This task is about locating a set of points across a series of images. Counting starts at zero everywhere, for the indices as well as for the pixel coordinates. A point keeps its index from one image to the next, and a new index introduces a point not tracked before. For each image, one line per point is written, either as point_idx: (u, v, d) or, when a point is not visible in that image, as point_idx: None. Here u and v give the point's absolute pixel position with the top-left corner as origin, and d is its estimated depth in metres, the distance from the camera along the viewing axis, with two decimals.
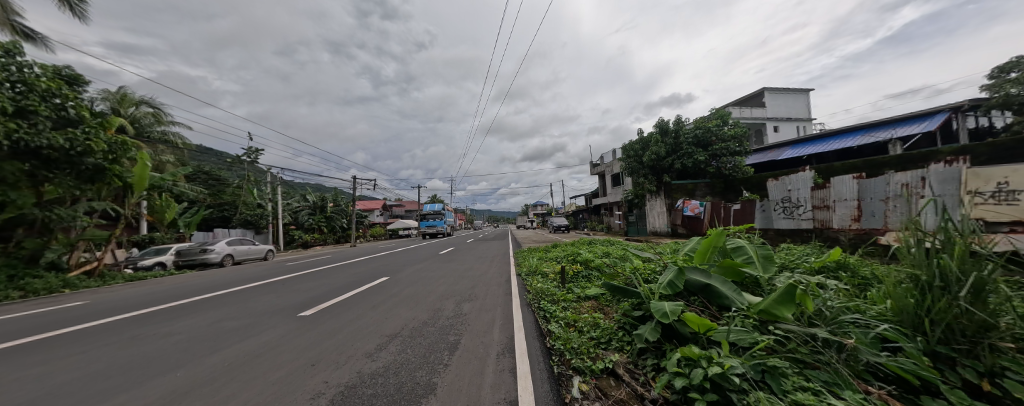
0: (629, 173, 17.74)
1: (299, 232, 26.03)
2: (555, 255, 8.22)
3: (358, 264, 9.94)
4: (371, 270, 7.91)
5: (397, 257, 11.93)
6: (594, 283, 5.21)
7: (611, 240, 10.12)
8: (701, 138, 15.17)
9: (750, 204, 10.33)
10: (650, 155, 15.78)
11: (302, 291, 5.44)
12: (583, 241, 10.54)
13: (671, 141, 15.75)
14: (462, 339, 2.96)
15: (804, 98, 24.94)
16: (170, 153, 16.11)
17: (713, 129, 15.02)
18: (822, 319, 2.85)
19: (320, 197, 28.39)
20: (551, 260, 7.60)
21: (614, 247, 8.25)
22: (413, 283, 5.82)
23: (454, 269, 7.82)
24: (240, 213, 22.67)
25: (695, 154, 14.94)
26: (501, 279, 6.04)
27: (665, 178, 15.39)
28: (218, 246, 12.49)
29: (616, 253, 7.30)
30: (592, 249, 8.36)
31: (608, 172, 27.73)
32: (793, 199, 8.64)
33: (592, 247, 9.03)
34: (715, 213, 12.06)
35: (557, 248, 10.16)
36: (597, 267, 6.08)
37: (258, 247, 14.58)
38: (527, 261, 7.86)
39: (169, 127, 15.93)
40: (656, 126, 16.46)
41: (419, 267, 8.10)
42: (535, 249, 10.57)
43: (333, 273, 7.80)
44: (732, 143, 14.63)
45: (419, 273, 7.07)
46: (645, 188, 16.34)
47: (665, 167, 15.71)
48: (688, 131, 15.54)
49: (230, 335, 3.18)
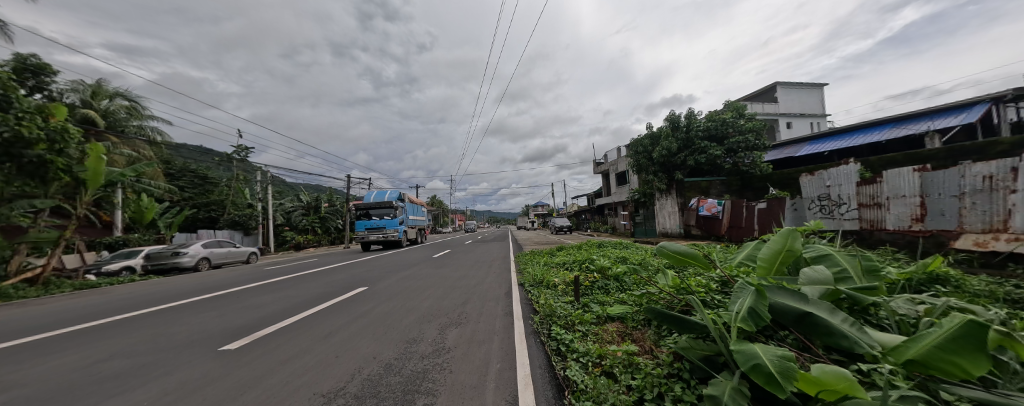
0: (637, 170, 16.69)
1: (291, 233, 25.08)
2: (562, 260, 7.25)
3: (341, 269, 8.86)
4: (350, 277, 6.81)
5: (388, 261, 10.95)
6: (617, 299, 4.17)
7: (624, 243, 9.16)
8: (714, 131, 14.13)
9: (776, 202, 9.26)
10: (660, 151, 14.74)
11: (254, 307, 4.39)
12: (591, 244, 9.55)
13: (682, 135, 14.71)
14: (437, 401, 1.89)
15: (818, 92, 23.82)
16: (148, 149, 15.17)
17: (728, 122, 13.98)
18: (1004, 369, 1.74)
19: (314, 196, 27.61)
20: (558, 266, 6.60)
21: (632, 253, 7.23)
22: (392, 297, 4.75)
23: (445, 276, 6.74)
24: (228, 213, 21.29)
25: (709, 148, 13.88)
26: (499, 292, 5.00)
27: (677, 175, 14.37)
28: (193, 248, 11.54)
29: (635, 260, 6.30)
30: (604, 254, 7.38)
31: (612, 171, 26.56)
32: (833, 196, 7.61)
33: (604, 250, 8.03)
34: (734, 213, 10.98)
35: (563, 251, 9.12)
36: (618, 277, 5.11)
37: (240, 250, 13.60)
38: (531, 267, 6.85)
39: (147, 121, 14.97)
40: (666, 120, 15.43)
41: (406, 275, 7.04)
42: (539, 253, 9.58)
43: (306, 281, 6.74)
44: (749, 137, 13.60)
45: (403, 282, 6.00)
46: (655, 186, 15.32)
47: (676, 163, 14.67)
48: (701, 124, 14.51)
49: (95, 389, 2.13)
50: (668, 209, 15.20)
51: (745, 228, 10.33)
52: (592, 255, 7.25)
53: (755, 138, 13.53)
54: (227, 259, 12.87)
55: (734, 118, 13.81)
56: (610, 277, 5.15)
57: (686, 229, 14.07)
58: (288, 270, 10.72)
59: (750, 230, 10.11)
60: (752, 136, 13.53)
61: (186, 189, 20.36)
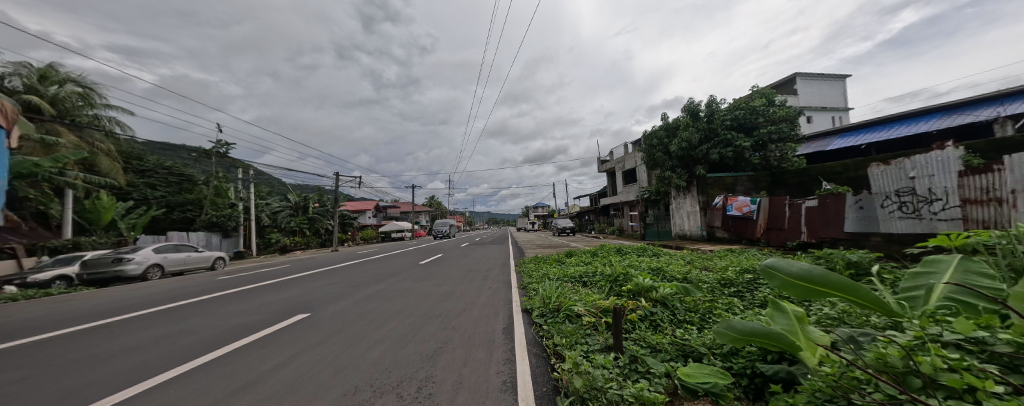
0: (651, 165, 15.05)
1: (277, 235, 23.58)
2: (576, 271, 5.68)
3: (302, 281, 7.20)
4: (299, 295, 5.12)
5: (370, 269, 9.42)
6: (690, 357, 2.52)
7: (646, 248, 7.62)
8: (742, 121, 12.49)
9: (834, 199, 7.51)
10: (680, 143, 13.15)
11: (108, 358, 2.74)
12: (604, 249, 8.07)
13: (704, 126, 13.09)
14: None
15: (840, 85, 22.22)
16: (105, 142, 13.46)
17: (759, 111, 12.29)
18: None
19: (303, 196, 26.50)
20: (573, 281, 5.02)
21: (662, 262, 5.76)
22: (332, 335, 3.09)
23: (426, 294, 5.05)
24: (206, 214, 19.73)
25: (736, 140, 12.26)
26: (499, 324, 3.37)
27: (698, 171, 12.82)
28: (142, 252, 9.95)
29: (677, 274, 4.76)
30: (626, 263, 5.88)
31: (619, 169, 24.96)
32: (921, 190, 5.96)
33: (628, 258, 6.43)
34: (774, 212, 9.24)
35: (575, 259, 7.56)
36: (669, 303, 3.53)
37: (206, 255, 12.00)
38: (538, 281, 5.22)
39: (104, 111, 13.29)
40: (685, 109, 13.83)
41: (375, 291, 5.37)
42: (545, 260, 8.03)
43: (238, 299, 5.02)
44: (783, 128, 11.92)
45: (366, 304, 4.36)
46: (673, 183, 13.74)
47: (698, 157, 13.02)
48: (725, 113, 12.88)
49: None
50: (687, 209, 13.67)
51: (790, 230, 8.63)
52: (613, 266, 5.70)
53: (789, 128, 11.90)
54: (187, 265, 11.25)
55: (765, 106, 12.17)
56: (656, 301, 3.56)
57: (709, 231, 12.45)
58: (256, 278, 9.14)
59: (797, 232, 8.41)
60: (786, 126, 11.86)
61: (158, 187, 18.67)
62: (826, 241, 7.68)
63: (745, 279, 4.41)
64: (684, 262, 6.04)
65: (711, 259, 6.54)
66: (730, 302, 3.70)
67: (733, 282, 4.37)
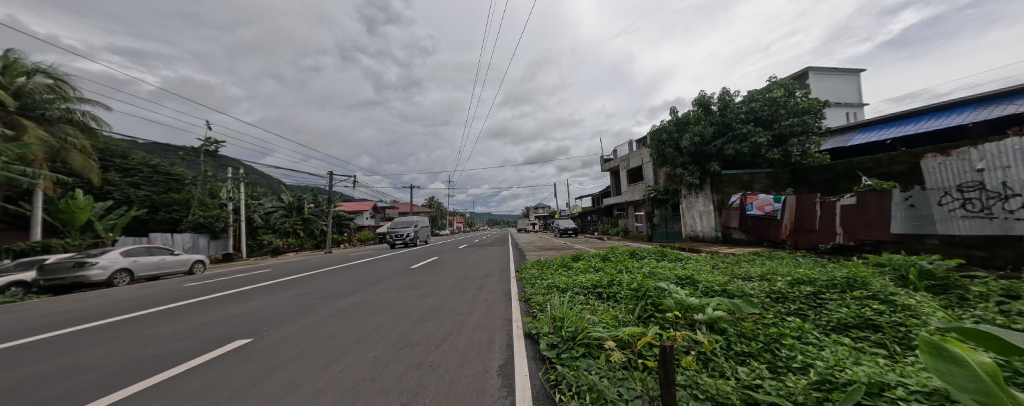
0: (660, 162, 14.11)
1: (270, 236, 22.82)
2: (587, 280, 4.79)
3: (273, 289, 6.37)
4: (257, 309, 4.26)
5: (355, 274, 8.51)
6: None
7: (664, 252, 6.75)
8: (760, 114, 11.43)
9: (877, 196, 6.63)
10: (692, 138, 12.24)
11: None
12: (615, 252, 7.20)
13: (718, 119, 12.18)
14: None
15: (854, 80, 21.23)
16: (78, 137, 12.66)
17: (778, 102, 11.16)
18: None
19: (297, 196, 25.67)
20: (585, 295, 4.13)
21: (689, 269, 4.90)
22: (260, 379, 2.19)
23: (408, 308, 4.16)
24: (193, 215, 18.97)
25: (753, 134, 11.24)
26: (495, 358, 2.49)
27: (712, 167, 11.94)
28: (108, 255, 9.13)
29: (714, 285, 3.88)
30: (647, 270, 4.99)
31: (624, 168, 23.99)
32: (992, 184, 5.08)
33: (646, 264, 5.52)
34: (802, 211, 8.36)
35: (583, 264, 6.66)
36: (720, 329, 2.64)
37: (183, 258, 11.16)
38: (542, 294, 4.32)
39: (78, 104, 12.52)
40: (696, 102, 12.91)
41: (348, 304, 4.45)
42: (549, 265, 7.11)
43: (179, 315, 4.13)
44: (806, 120, 10.84)
45: (329, 324, 3.49)
46: (685, 181, 12.84)
47: (711, 153, 12.08)
48: (741, 106, 11.85)
49: None
50: (700, 209, 12.81)
51: (822, 230, 7.76)
52: (631, 274, 4.82)
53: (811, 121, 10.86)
54: (162, 269, 10.41)
55: (786, 96, 11.04)
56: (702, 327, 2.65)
57: (725, 232, 11.56)
58: (236, 284, 8.36)
59: (831, 233, 7.54)
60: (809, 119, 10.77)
61: (142, 186, 17.60)
62: (867, 244, 6.83)
63: (803, 293, 3.50)
64: (713, 269, 5.19)
65: (742, 266, 5.72)
66: (798, 327, 2.80)
67: (787, 298, 3.49)
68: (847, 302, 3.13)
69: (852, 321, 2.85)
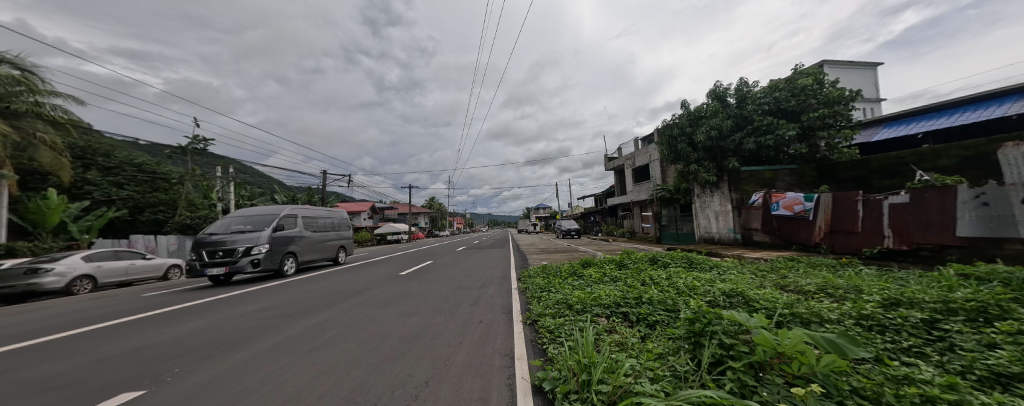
0: (672, 159, 13.16)
1: None
2: (608, 296, 3.84)
3: (239, 300, 5.46)
4: (190, 333, 3.34)
5: (339, 281, 7.61)
6: None
7: (691, 258, 5.80)
8: (786, 105, 10.46)
9: (938, 193, 5.69)
10: (708, 132, 11.28)
11: None
12: (634, 258, 6.24)
13: (736, 111, 11.23)
14: None
15: (872, 75, 20.18)
16: (48, 132, 11.80)
17: (808, 91, 10.21)
18: None
19: (291, 197, 24.91)
20: (609, 320, 3.17)
21: (735, 282, 3.95)
22: None
23: (380, 335, 3.23)
24: (179, 216, 18.16)
25: (777, 128, 10.29)
26: None
27: (730, 163, 11.00)
28: (67, 259, 8.26)
29: (782, 308, 2.92)
30: (681, 283, 4.04)
31: (629, 166, 23.07)
32: None
33: (676, 275, 4.58)
34: (840, 210, 7.41)
35: (598, 272, 5.73)
36: (833, 391, 1.63)
37: (156, 263, 10.29)
38: (553, 316, 3.38)
39: (48, 98, 11.68)
40: (711, 93, 11.94)
41: (310, 326, 3.55)
42: (558, 273, 6.18)
43: (97, 339, 3.30)
44: (838, 111, 9.92)
45: (264, 361, 2.57)
46: (700, 178, 11.88)
47: (730, 148, 11.12)
48: (763, 96, 10.91)
49: None
50: (715, 209, 11.90)
51: (867, 233, 6.82)
52: (663, 289, 3.87)
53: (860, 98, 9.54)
54: (130, 276, 9.57)
55: (816, 84, 10.12)
56: (802, 385, 1.67)
57: (745, 234, 10.64)
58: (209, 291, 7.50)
59: (877, 236, 6.61)
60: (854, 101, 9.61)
61: (126, 186, 16.69)
62: (924, 248, 5.89)
63: (913, 323, 2.54)
64: (762, 282, 4.23)
65: (792, 277, 4.76)
66: (949, 384, 1.80)
67: (892, 330, 2.52)
68: (1001, 340, 2.12)
69: (1017, 370, 1.80)
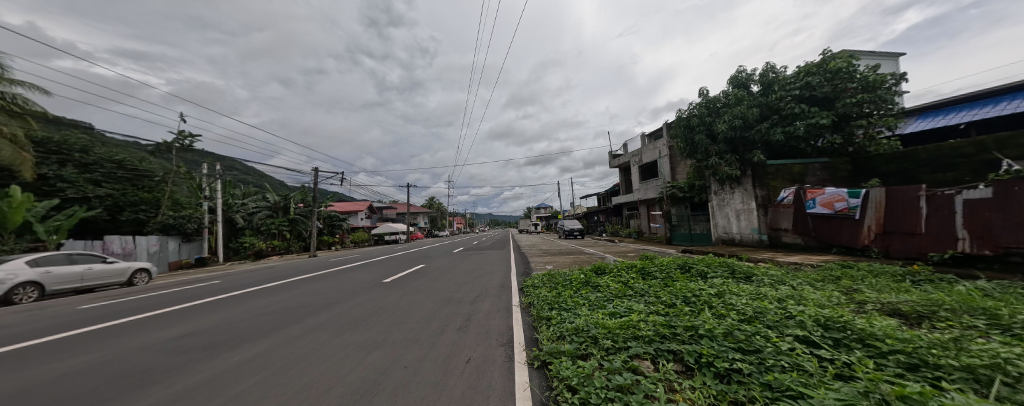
0: (687, 153, 12.09)
1: (252, 238, 21.24)
2: (644, 320, 2.80)
3: (177, 317, 4.36)
4: (54, 380, 2.32)
5: (318, 289, 6.63)
6: None
7: (732, 265, 4.76)
8: (818, 91, 9.26)
9: None
10: (730, 121, 10.18)
11: None
12: (660, 265, 5.16)
13: (760, 99, 10.14)
14: None
15: (895, 64, 19.00)
16: (6, 125, 10.90)
17: (844, 74, 9.03)
18: None
19: (283, 195, 24.07)
20: (658, 367, 2.12)
21: (818, 302, 2.88)
22: None
23: (319, 383, 2.19)
24: (161, 215, 17.31)
25: (809, 115, 9.13)
26: None
27: (754, 156, 9.92)
28: (7, 265, 7.28)
29: (939, 357, 1.85)
30: (743, 302, 2.97)
31: (634, 163, 22.04)
32: None
33: (731, 288, 3.52)
34: (897, 208, 6.31)
35: (620, 282, 4.72)
36: None
37: (120, 267, 9.34)
38: (572, 357, 2.30)
39: (7, 87, 10.75)
40: (732, 80, 10.85)
41: (239, 361, 2.59)
42: (570, 282, 5.15)
43: None
44: (878, 98, 8.80)
45: None
46: (720, 173, 10.78)
47: (754, 139, 10.04)
48: (793, 81, 9.76)
49: None
50: (736, 207, 10.85)
51: (933, 235, 5.72)
52: (720, 311, 2.81)
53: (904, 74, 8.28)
54: (87, 282, 8.58)
55: (854, 67, 8.92)
56: None
57: (772, 235, 9.60)
58: (166, 301, 6.45)
59: (947, 238, 5.52)
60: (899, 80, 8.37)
61: (103, 183, 15.72)
62: (1015, 254, 4.76)
63: None
64: (846, 300, 3.17)
65: (870, 293, 3.71)
66: None
67: None
68: None
69: None
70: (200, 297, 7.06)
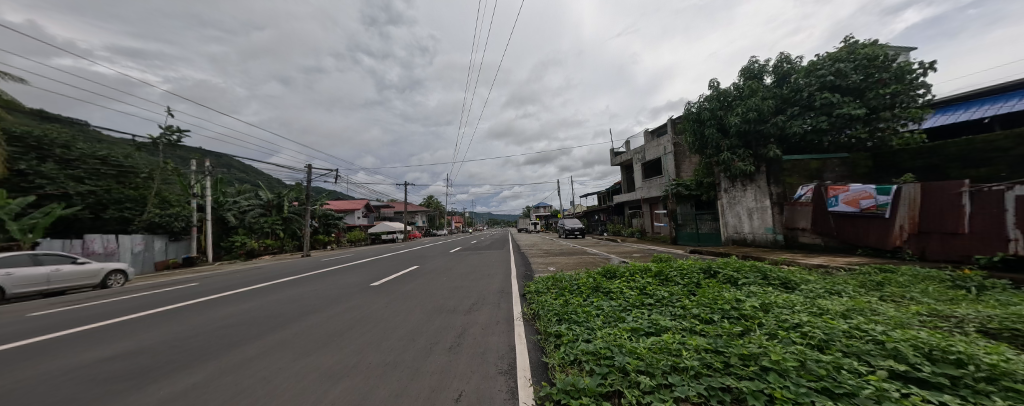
0: (697, 148, 11.50)
1: (243, 237, 20.57)
2: (681, 343, 2.22)
3: (121, 330, 3.71)
4: None
5: (300, 293, 6.05)
6: None
7: (764, 270, 4.20)
8: (848, 80, 8.60)
9: None
10: (745, 114, 9.57)
11: None
12: (679, 270, 4.61)
13: (778, 91, 9.54)
14: None
15: None
16: None
17: (879, 62, 8.34)
18: None
19: (277, 193, 23.43)
20: None
21: (901, 321, 2.28)
22: None
23: None
24: (147, 213, 16.66)
25: (841, 107, 8.54)
26: None
27: (771, 151, 9.34)
28: None
29: None
30: (803, 319, 2.37)
31: (638, 161, 21.44)
32: None
33: (776, 298, 2.95)
34: (933, 206, 5.77)
35: (636, 289, 4.16)
36: None
37: (93, 267, 8.72)
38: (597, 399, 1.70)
39: None
40: (747, 71, 10.23)
41: (158, 398, 1.99)
42: (579, 289, 4.57)
43: None
44: (909, 89, 8.23)
45: None
46: (733, 169, 10.20)
47: (769, 133, 9.45)
48: (821, 68, 9.01)
49: None
50: (749, 205, 10.30)
51: (976, 235, 5.20)
52: (779, 332, 2.20)
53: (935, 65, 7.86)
54: (55, 285, 7.97)
55: (888, 55, 8.31)
56: None
57: (788, 235, 9.06)
58: (130, 306, 5.82)
59: (995, 240, 4.98)
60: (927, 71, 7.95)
61: (86, 180, 15.03)
62: None
63: None
64: (922, 315, 2.59)
65: (934, 303, 3.15)
66: None
67: None
68: None
69: None
70: (172, 301, 6.45)
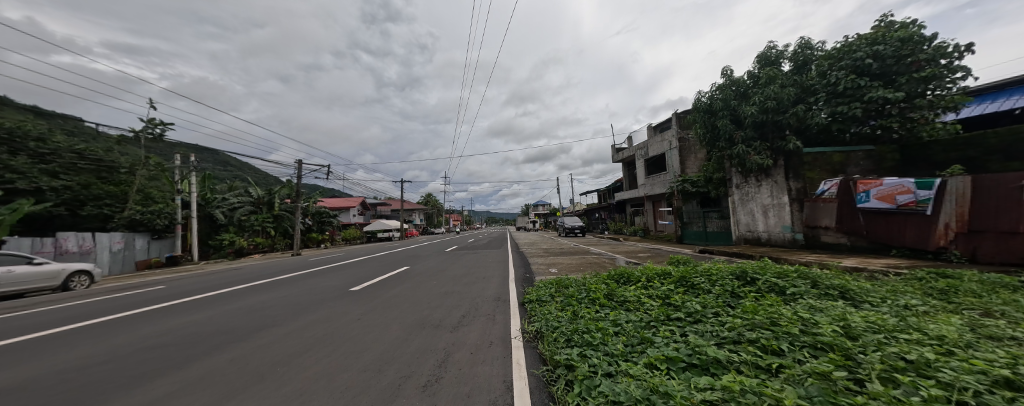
0: (708, 141, 10.78)
1: (231, 235, 19.79)
2: (756, 389, 1.51)
3: (28, 348, 3.00)
4: None
5: (271, 298, 5.32)
6: None
7: (809, 277, 3.51)
8: (878, 64, 7.87)
9: None
10: (763, 104, 8.86)
11: None
12: (706, 275, 3.92)
13: (799, 79, 8.84)
14: None
15: None
16: None
17: (916, 43, 7.56)
18: None
19: (267, 190, 22.66)
20: None
21: None
22: None
23: None
24: (128, 210, 15.88)
25: (870, 92, 7.79)
26: None
27: (791, 143, 8.63)
28: None
29: None
30: (922, 354, 1.66)
31: (640, 157, 20.72)
32: None
33: (855, 317, 2.25)
34: (988, 202, 5.10)
35: (659, 299, 3.46)
36: None
37: (53, 269, 7.97)
38: None
39: None
40: (764, 58, 9.49)
41: None
42: (588, 297, 3.87)
43: None
44: (945, 74, 7.51)
45: None
46: (748, 163, 9.50)
47: (788, 124, 8.74)
48: (850, 52, 8.25)
49: None
50: (764, 202, 9.63)
51: None
52: (898, 377, 1.49)
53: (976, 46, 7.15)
54: (7, 288, 7.21)
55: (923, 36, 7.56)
56: None
57: (809, 234, 8.41)
58: (73, 313, 5.06)
59: None
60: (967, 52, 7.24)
61: (61, 175, 14.21)
62: None
63: None
64: None
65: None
66: None
67: None
68: None
69: None
70: (127, 306, 5.68)
